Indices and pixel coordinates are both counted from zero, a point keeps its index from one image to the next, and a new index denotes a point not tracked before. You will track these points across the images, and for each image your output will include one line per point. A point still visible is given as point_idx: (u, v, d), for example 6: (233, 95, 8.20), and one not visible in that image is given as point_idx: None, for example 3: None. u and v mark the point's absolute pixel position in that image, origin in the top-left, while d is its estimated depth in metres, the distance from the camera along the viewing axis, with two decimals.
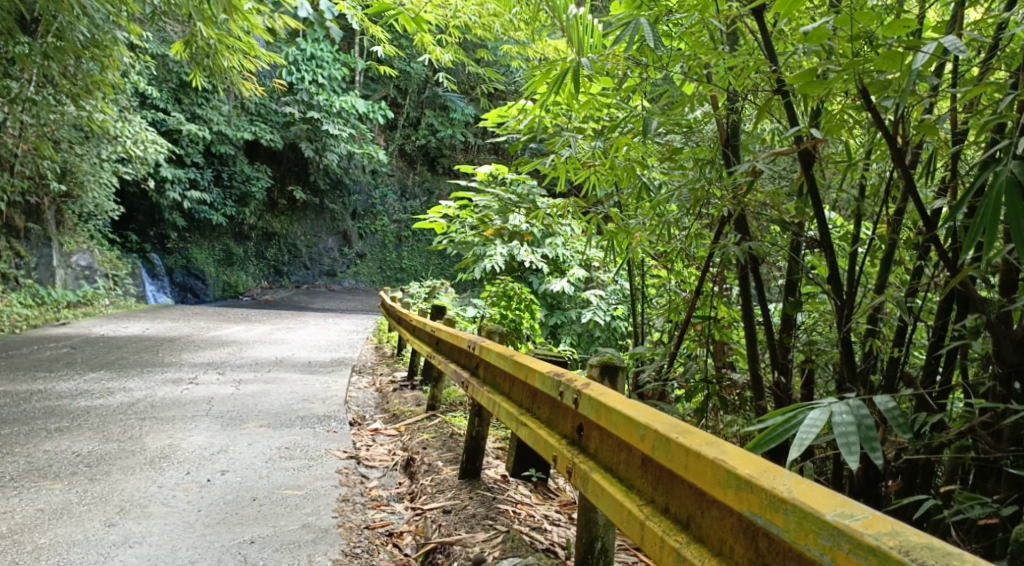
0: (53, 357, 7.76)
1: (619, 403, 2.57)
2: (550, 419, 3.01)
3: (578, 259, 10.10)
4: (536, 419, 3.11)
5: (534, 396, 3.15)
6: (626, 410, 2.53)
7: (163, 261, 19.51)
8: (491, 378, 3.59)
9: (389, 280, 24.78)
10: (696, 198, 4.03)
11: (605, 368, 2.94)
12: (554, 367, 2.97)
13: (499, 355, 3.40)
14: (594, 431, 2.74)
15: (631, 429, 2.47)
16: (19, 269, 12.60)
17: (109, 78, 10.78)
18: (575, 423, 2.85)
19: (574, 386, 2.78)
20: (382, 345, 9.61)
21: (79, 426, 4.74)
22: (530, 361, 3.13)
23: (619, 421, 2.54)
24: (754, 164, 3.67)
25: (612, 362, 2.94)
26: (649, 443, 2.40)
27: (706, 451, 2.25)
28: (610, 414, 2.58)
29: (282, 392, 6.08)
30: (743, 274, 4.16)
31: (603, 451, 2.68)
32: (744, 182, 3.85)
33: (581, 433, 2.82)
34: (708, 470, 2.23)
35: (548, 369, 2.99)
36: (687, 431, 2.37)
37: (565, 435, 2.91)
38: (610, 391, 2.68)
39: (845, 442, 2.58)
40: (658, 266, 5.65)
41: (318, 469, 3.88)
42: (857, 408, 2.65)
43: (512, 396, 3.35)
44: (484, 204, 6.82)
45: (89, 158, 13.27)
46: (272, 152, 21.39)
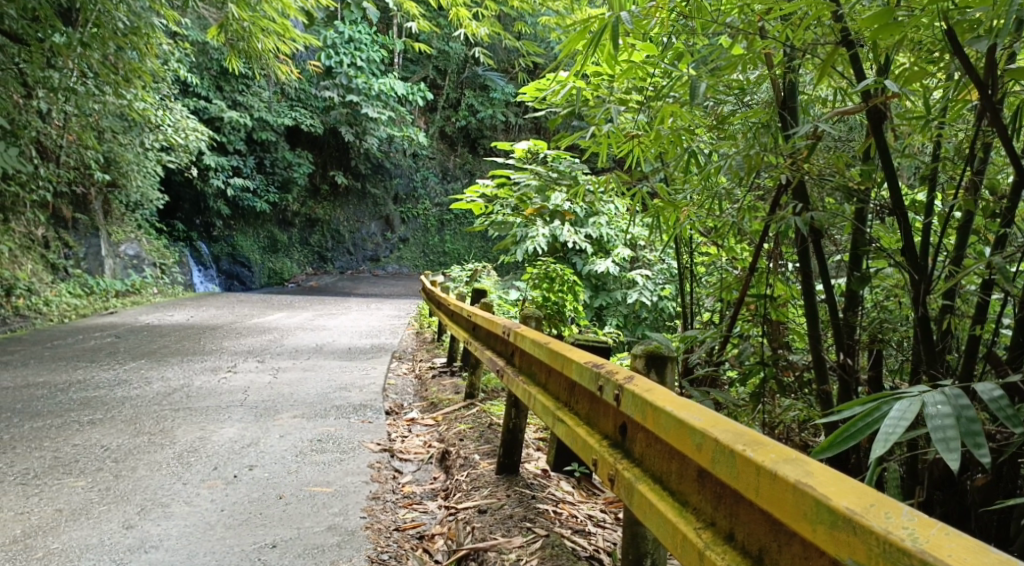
0: (95, 347, 7.69)
1: (670, 403, 2.32)
2: (589, 416, 2.79)
3: (622, 239, 9.83)
4: (574, 414, 2.88)
5: (572, 389, 2.92)
6: (679, 413, 2.28)
7: (209, 248, 19.61)
8: (526, 366, 3.37)
9: (433, 263, 24.69)
10: (749, 167, 3.75)
11: (650, 359, 2.71)
12: (596, 358, 2.73)
13: (534, 343, 3.18)
14: (639, 433, 2.50)
15: (688, 437, 2.22)
16: (67, 259, 12.65)
17: (148, 66, 10.71)
18: (618, 422, 2.61)
19: (616, 382, 2.54)
20: (424, 330, 9.45)
21: (112, 418, 4.61)
22: (569, 351, 2.90)
23: (669, 425, 2.29)
24: (815, 125, 3.46)
25: (658, 351, 2.70)
26: (708, 454, 2.15)
27: (785, 472, 1.99)
28: (660, 415, 2.33)
29: (320, 380, 5.92)
30: (801, 248, 3.89)
31: (649, 457, 2.45)
32: (804, 146, 3.61)
33: (622, 433, 2.58)
34: (788, 496, 1.97)
35: (587, 361, 2.75)
36: (756, 443, 2.11)
37: (607, 434, 2.68)
38: (657, 388, 2.43)
39: (942, 438, 2.34)
40: (708, 243, 5.37)
41: (350, 463, 3.69)
42: (955, 398, 2.39)
43: (548, 387, 3.12)
44: (524, 182, 6.58)
45: (132, 147, 13.25)
46: (313, 138, 21.33)
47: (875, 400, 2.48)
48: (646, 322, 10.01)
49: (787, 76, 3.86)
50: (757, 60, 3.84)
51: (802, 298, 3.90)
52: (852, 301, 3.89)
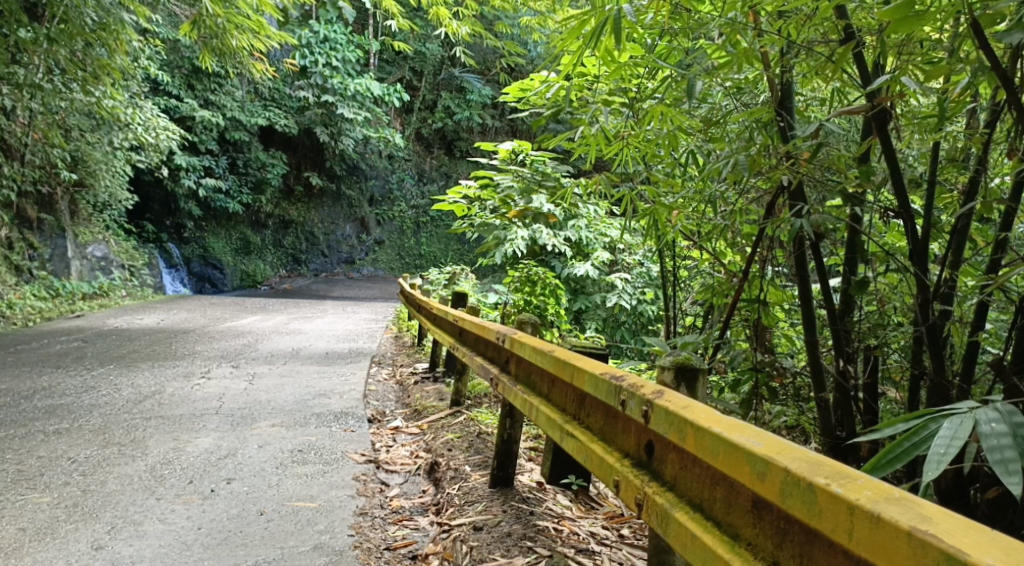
0: (62, 351, 7.44)
1: (725, 426, 2.16)
2: (609, 433, 2.63)
3: (602, 242, 9.73)
4: (590, 431, 2.73)
5: (586, 403, 2.77)
6: (731, 437, 2.12)
7: (180, 250, 19.29)
8: (526, 376, 3.23)
9: (408, 266, 24.49)
10: (745, 169, 3.63)
11: (680, 371, 2.59)
12: (618, 371, 2.58)
13: (539, 353, 3.02)
14: (672, 454, 2.34)
15: (750, 465, 2.05)
16: (33, 260, 12.33)
17: (117, 62, 10.42)
18: (644, 442, 2.46)
19: (648, 399, 2.38)
20: (402, 333, 9.28)
21: (79, 427, 4.40)
22: (586, 362, 2.74)
23: (720, 449, 2.13)
24: (819, 125, 3.39)
25: (689, 363, 2.59)
26: (774, 485, 1.99)
27: (892, 515, 1.80)
28: (706, 438, 2.17)
29: (297, 387, 5.73)
30: (799, 251, 3.80)
31: (684, 482, 2.29)
32: (806, 147, 3.52)
33: (649, 453, 2.44)
34: (900, 544, 1.78)
35: (613, 375, 2.59)
36: (840, 476, 1.93)
37: (629, 454, 2.53)
38: (696, 405, 2.28)
39: (1000, 460, 2.22)
40: (696, 247, 5.26)
41: (334, 476, 3.52)
42: (1010, 415, 2.28)
43: (554, 399, 2.98)
44: (507, 183, 6.40)
45: (100, 146, 12.94)
46: (287, 138, 21.03)
47: (923, 418, 2.37)
48: (627, 326, 9.88)
49: (785, 77, 3.77)
50: (752, 59, 3.73)
51: (800, 304, 3.79)
52: (848, 305, 3.80)
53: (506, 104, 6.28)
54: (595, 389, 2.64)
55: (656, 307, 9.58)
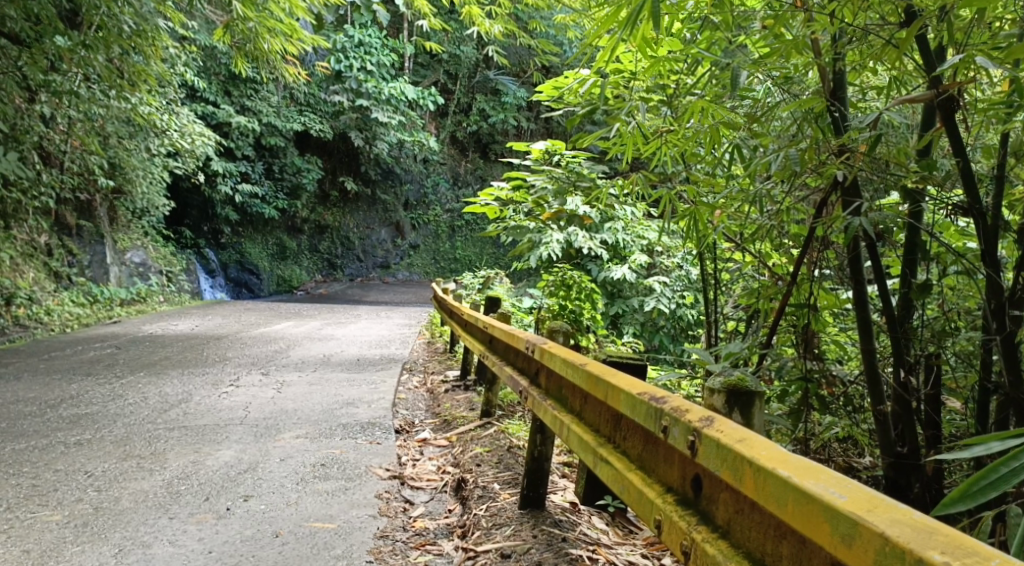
0: (94, 359, 7.38)
1: (803, 476, 2.01)
2: (646, 460, 2.49)
3: (639, 244, 9.52)
4: (623, 454, 2.59)
5: (619, 422, 2.63)
6: (805, 486, 1.98)
7: (217, 256, 19.35)
8: (555, 388, 3.06)
9: (444, 270, 24.40)
10: (795, 165, 3.40)
11: (733, 394, 2.43)
12: (657, 391, 2.43)
13: (568, 365, 2.87)
14: (722, 492, 2.20)
15: (839, 527, 1.91)
16: (71, 267, 12.36)
17: (153, 68, 10.36)
18: (688, 474, 2.32)
19: (704, 433, 2.22)
20: (435, 339, 9.13)
21: (101, 438, 4.27)
22: (621, 380, 2.59)
23: (793, 498, 1.99)
24: (879, 115, 3.18)
25: (742, 384, 2.43)
26: (867, 551, 1.87)
27: None
28: (773, 483, 2.04)
29: (327, 395, 5.59)
30: (853, 251, 3.58)
31: (737, 526, 2.15)
32: (865, 139, 3.31)
33: (692, 488, 2.30)
34: None
35: (657, 398, 2.41)
36: (949, 549, 1.81)
37: (671, 486, 2.38)
38: (754, 439, 2.15)
39: None
40: (740, 249, 5.03)
41: (356, 493, 3.35)
42: None
43: (584, 416, 2.83)
44: (540, 185, 6.19)
45: (138, 152, 12.95)
46: (323, 143, 21.02)
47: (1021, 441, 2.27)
48: (665, 331, 9.68)
49: (837, 66, 3.58)
50: (802, 47, 3.54)
51: (853, 309, 3.56)
52: (905, 310, 3.56)
53: (540, 103, 6.08)
54: (632, 410, 2.49)
55: (695, 311, 9.35)
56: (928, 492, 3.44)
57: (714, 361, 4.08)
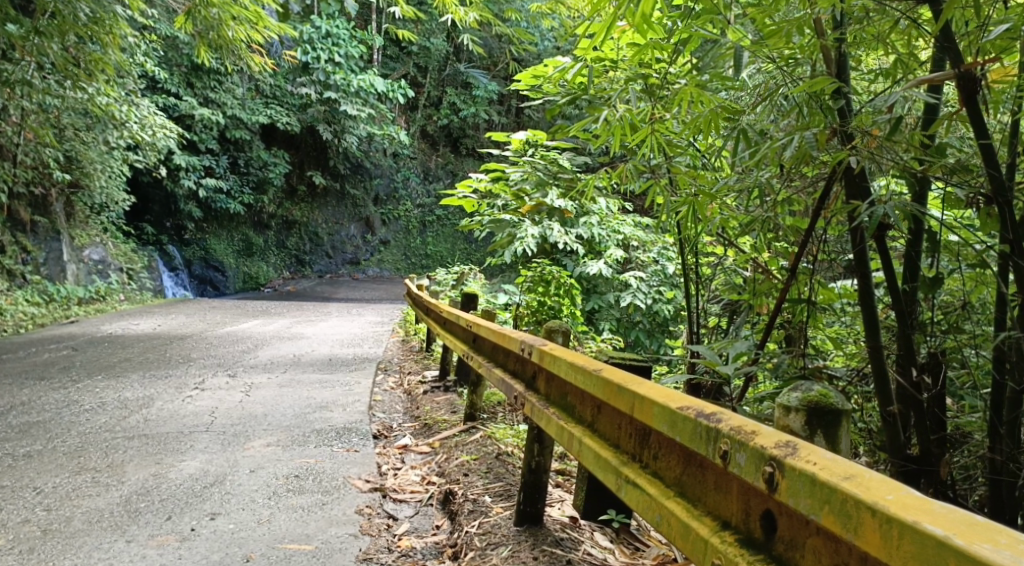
0: (49, 361, 7.00)
1: (971, 538, 1.80)
2: (688, 486, 2.30)
3: (616, 238, 9.31)
4: (656, 478, 2.40)
5: (650, 439, 2.44)
6: (975, 550, 1.77)
7: (180, 253, 18.88)
8: (557, 395, 2.91)
9: (414, 266, 24.08)
10: (811, 150, 3.19)
11: (816, 412, 2.24)
12: (707, 408, 2.24)
13: (587, 374, 2.67)
14: (812, 538, 2.00)
15: None
16: (26, 264, 11.89)
17: (111, 57, 9.90)
18: (754, 509, 2.13)
19: (807, 472, 1.99)
20: (409, 338, 8.84)
21: (53, 449, 3.94)
22: (652, 391, 2.41)
23: (948, 556, 1.79)
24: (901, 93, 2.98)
25: (825, 400, 2.24)
26: None
27: None
28: (920, 541, 1.82)
29: (298, 398, 5.29)
30: (860, 244, 3.40)
31: None
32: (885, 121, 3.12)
33: (761, 526, 2.11)
34: None
35: (715, 421, 2.20)
36: None
37: (727, 521, 2.19)
38: (865, 478, 1.95)
39: None
40: (733, 243, 4.80)
41: (334, 508, 3.11)
42: None
43: (598, 428, 2.67)
44: (519, 176, 5.90)
45: (96, 145, 12.44)
46: (290, 137, 20.57)
47: None
48: (641, 327, 9.51)
49: (840, 46, 3.36)
50: (804, 25, 3.33)
51: (860, 303, 3.38)
52: (911, 305, 3.39)
53: (517, 90, 5.78)
54: (673, 428, 2.30)
55: (672, 306, 9.17)
56: (935, 494, 3.25)
57: (713, 359, 3.85)
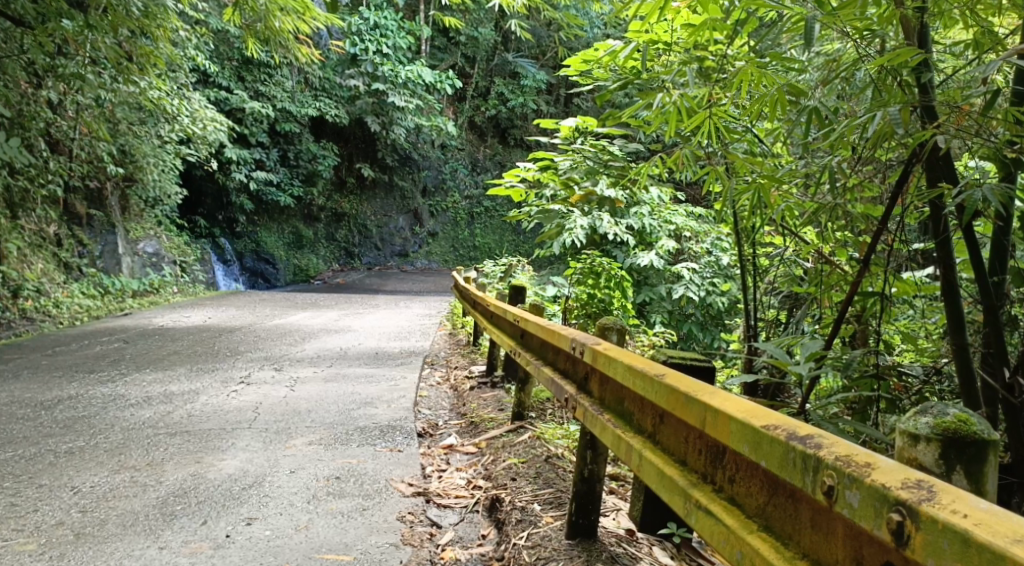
0: (100, 355, 6.99)
1: None
2: (774, 518, 2.19)
3: (667, 229, 9.06)
4: (734, 505, 2.28)
5: (725, 460, 2.32)
6: None
7: (232, 245, 19.02)
8: (612, 400, 2.79)
9: (463, 258, 24.00)
10: (897, 128, 3.09)
11: (955, 446, 2.01)
12: (801, 430, 2.13)
13: (649, 380, 2.54)
14: None
15: None
16: (82, 258, 11.99)
17: (161, 50, 9.86)
18: (868, 555, 2.01)
19: (958, 529, 1.87)
20: (458, 331, 8.71)
21: (95, 445, 3.86)
22: (729, 406, 2.30)
23: None
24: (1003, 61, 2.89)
25: (965, 429, 2.01)
26: None
27: None
28: None
29: (345, 393, 5.17)
30: (943, 236, 3.23)
31: None
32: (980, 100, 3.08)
33: None
34: None
35: (818, 453, 2.08)
36: None
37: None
38: None
39: None
40: (797, 231, 4.55)
41: (376, 515, 3.02)
42: None
43: (660, 440, 2.55)
44: (569, 165, 5.70)
45: (149, 139, 12.48)
46: (339, 129, 20.59)
47: None
48: (694, 320, 9.27)
49: (922, 16, 3.22)
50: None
51: (943, 299, 3.22)
52: (1001, 298, 3.25)
53: (567, 75, 5.54)
54: (756, 451, 2.19)
55: (726, 298, 8.89)
56: None
57: (781, 358, 3.61)
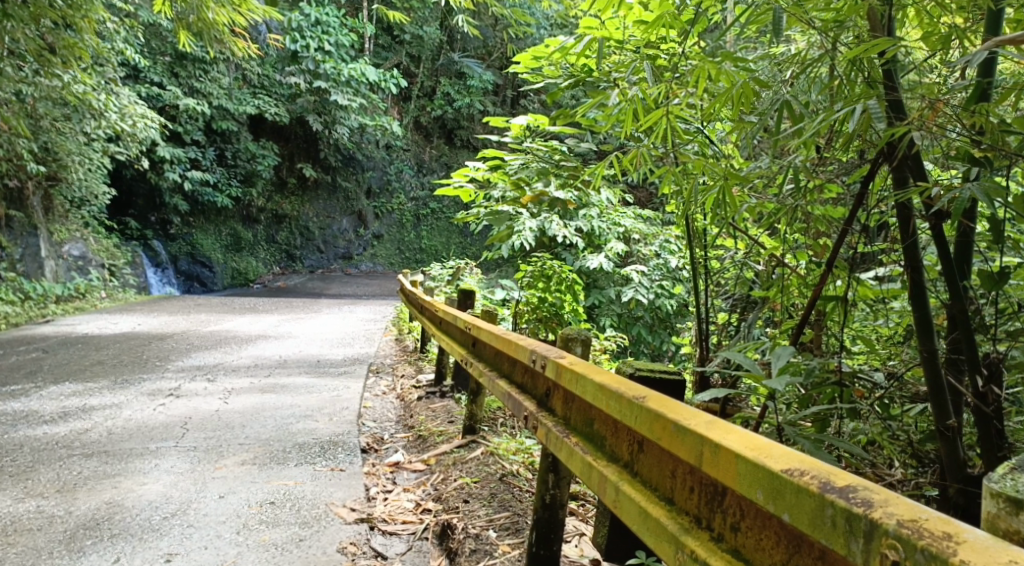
0: (17, 365, 6.55)
1: None
2: None
3: (617, 231, 8.89)
4: (737, 557, 2.04)
5: (724, 503, 2.09)
6: None
7: (166, 248, 18.45)
8: (582, 423, 2.57)
9: (408, 261, 23.62)
10: (878, 123, 2.82)
11: None
12: (842, 484, 1.90)
13: (627, 404, 2.31)
14: None
15: None
16: (1, 261, 11.40)
17: (86, 42, 9.35)
18: None
19: None
20: (403, 336, 8.40)
21: (1, 468, 3.50)
22: (738, 443, 2.06)
23: None
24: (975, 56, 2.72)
25: None
26: None
27: None
28: None
29: (282, 406, 4.85)
30: (912, 238, 3.05)
31: None
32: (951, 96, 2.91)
33: None
34: None
35: (874, 515, 1.84)
36: None
37: None
38: None
39: None
40: (757, 233, 4.36)
41: (312, 545, 2.77)
42: None
43: (640, 472, 2.32)
44: (518, 165, 5.39)
45: (74, 136, 11.90)
46: (279, 128, 20.08)
47: None
48: (643, 323, 9.09)
49: (888, 7, 3.04)
50: None
51: (910, 305, 3.04)
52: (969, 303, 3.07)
53: (516, 71, 5.25)
54: (780, 504, 1.95)
55: (676, 301, 8.74)
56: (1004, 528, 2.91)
57: (754, 371, 3.17)
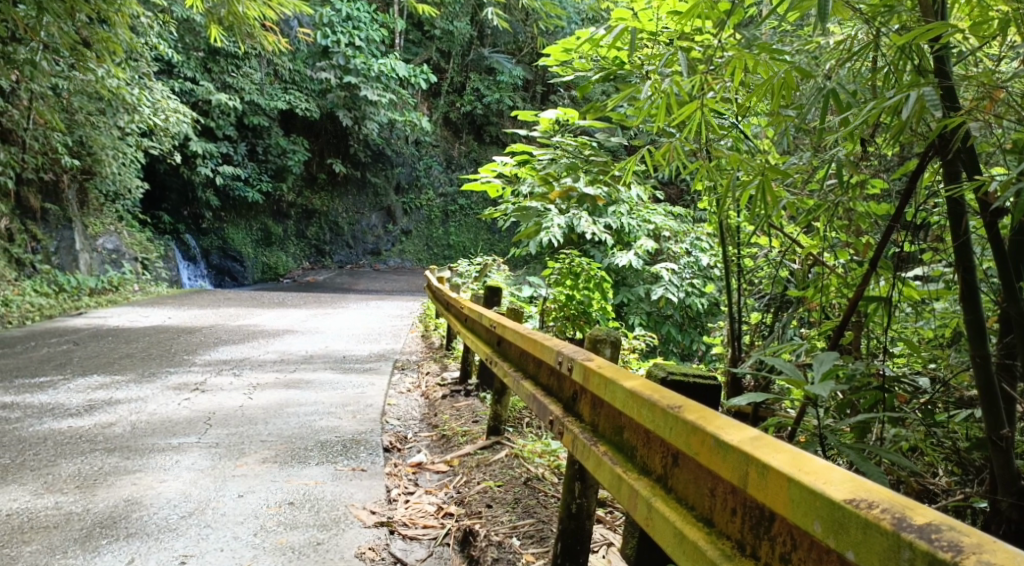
0: (47, 357, 6.57)
1: None
2: None
3: (646, 229, 8.79)
4: None
5: (772, 529, 1.93)
6: None
7: (197, 242, 18.63)
8: (612, 431, 2.46)
9: (437, 257, 23.63)
10: (933, 111, 2.69)
11: None
12: (923, 522, 1.72)
13: (662, 413, 2.20)
14: None
15: None
16: (36, 254, 11.51)
17: (120, 37, 9.38)
18: None
19: None
20: (430, 333, 8.35)
21: (23, 462, 3.47)
22: (794, 466, 1.91)
23: None
24: None
25: None
26: None
27: None
28: None
29: (307, 402, 4.80)
30: (963, 238, 2.91)
31: None
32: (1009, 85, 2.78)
33: None
34: None
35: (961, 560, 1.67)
36: None
37: None
38: None
39: None
40: (792, 231, 4.23)
41: (331, 549, 2.70)
42: None
43: (675, 487, 2.20)
44: (548, 160, 5.30)
45: (107, 130, 11.96)
46: (309, 123, 20.13)
47: None
48: (672, 321, 8.98)
49: None
50: None
51: (962, 308, 2.91)
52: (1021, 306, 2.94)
53: (547, 65, 5.15)
54: (846, 537, 1.79)
55: (705, 299, 8.64)
56: None
57: (797, 378, 3.01)
